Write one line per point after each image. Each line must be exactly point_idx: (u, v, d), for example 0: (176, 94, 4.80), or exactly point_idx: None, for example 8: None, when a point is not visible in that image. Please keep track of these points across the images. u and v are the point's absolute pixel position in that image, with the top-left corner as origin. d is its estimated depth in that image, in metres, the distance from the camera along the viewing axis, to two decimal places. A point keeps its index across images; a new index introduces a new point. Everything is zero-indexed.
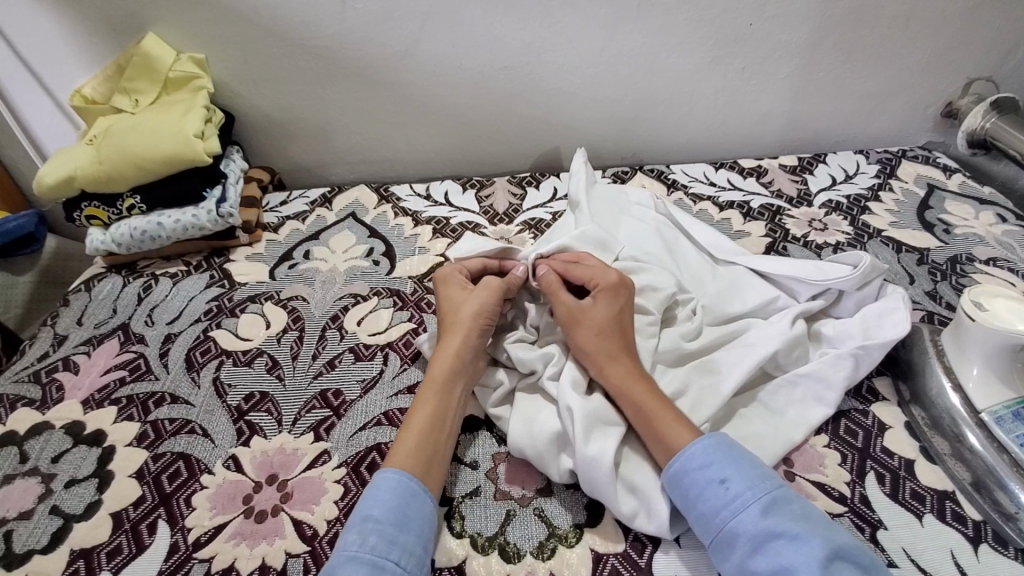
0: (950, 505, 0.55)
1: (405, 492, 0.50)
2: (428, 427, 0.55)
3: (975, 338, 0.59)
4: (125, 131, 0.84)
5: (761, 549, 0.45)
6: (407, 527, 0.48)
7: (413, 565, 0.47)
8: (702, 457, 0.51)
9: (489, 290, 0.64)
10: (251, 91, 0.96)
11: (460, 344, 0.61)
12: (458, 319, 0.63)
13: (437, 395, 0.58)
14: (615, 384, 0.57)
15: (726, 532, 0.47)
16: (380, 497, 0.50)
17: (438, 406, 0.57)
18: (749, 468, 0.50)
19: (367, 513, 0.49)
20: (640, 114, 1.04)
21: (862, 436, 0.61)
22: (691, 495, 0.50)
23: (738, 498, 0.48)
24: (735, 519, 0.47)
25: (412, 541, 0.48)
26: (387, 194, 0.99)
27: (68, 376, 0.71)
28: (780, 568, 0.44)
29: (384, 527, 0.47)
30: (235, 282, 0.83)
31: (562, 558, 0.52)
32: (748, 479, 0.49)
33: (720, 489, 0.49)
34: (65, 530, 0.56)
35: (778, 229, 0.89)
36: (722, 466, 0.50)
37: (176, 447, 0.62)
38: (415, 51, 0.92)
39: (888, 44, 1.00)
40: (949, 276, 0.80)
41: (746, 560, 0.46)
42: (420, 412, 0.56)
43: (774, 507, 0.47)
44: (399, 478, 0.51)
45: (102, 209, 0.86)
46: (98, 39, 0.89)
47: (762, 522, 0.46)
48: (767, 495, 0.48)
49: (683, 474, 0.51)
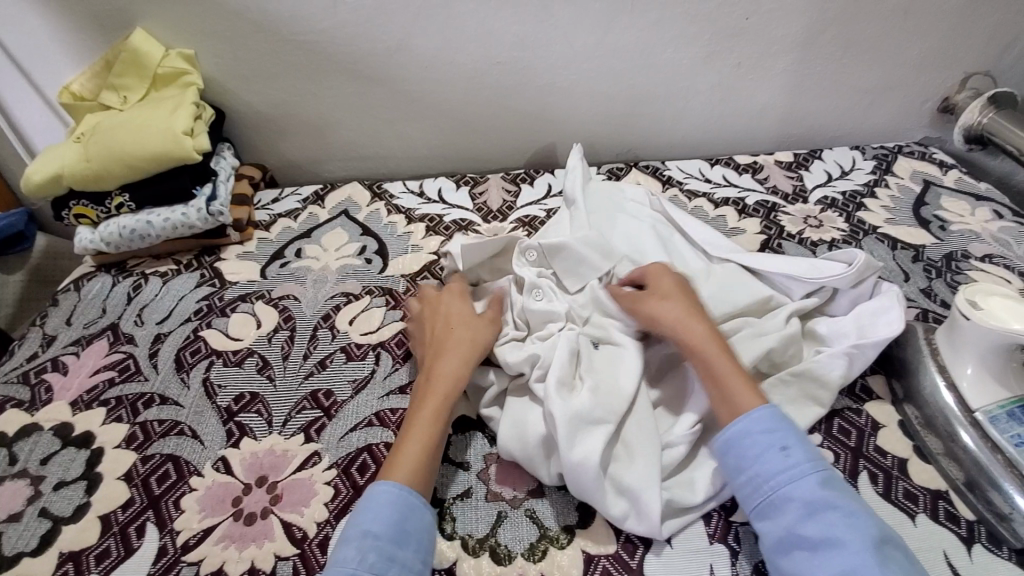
0: (943, 505, 0.55)
1: (406, 508, 0.49)
2: (429, 439, 0.54)
3: (970, 337, 0.58)
4: (113, 128, 0.83)
5: (814, 516, 0.46)
6: (405, 541, 0.47)
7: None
8: (768, 423, 0.51)
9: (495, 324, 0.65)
10: (241, 87, 0.95)
11: (462, 359, 0.60)
12: (462, 338, 0.61)
13: (435, 408, 0.56)
14: (694, 340, 0.58)
15: (779, 496, 0.48)
16: (381, 512, 0.48)
17: (437, 418, 0.56)
18: (810, 445, 0.51)
19: (367, 527, 0.47)
20: (634, 110, 1.03)
21: (856, 435, 0.61)
22: (747, 457, 0.50)
23: (798, 467, 0.48)
24: (790, 484, 0.48)
25: (411, 556, 0.47)
26: (381, 191, 0.98)
27: (57, 376, 0.70)
28: (831, 536, 0.44)
29: (383, 543, 0.46)
30: (225, 281, 0.82)
31: (552, 560, 0.52)
32: (808, 453, 0.50)
33: (781, 455, 0.49)
34: (53, 532, 0.55)
35: (774, 226, 0.89)
36: (786, 436, 0.50)
37: (165, 448, 0.61)
38: (406, 46, 0.91)
39: (886, 37, 0.99)
40: (944, 274, 0.80)
41: (795, 525, 0.46)
42: (421, 421, 0.55)
43: (831, 482, 0.48)
44: (399, 492, 0.50)
45: (91, 208, 0.85)
46: (86, 34, 0.88)
47: (821, 491, 0.47)
48: (826, 471, 0.49)
49: (746, 434, 0.51)
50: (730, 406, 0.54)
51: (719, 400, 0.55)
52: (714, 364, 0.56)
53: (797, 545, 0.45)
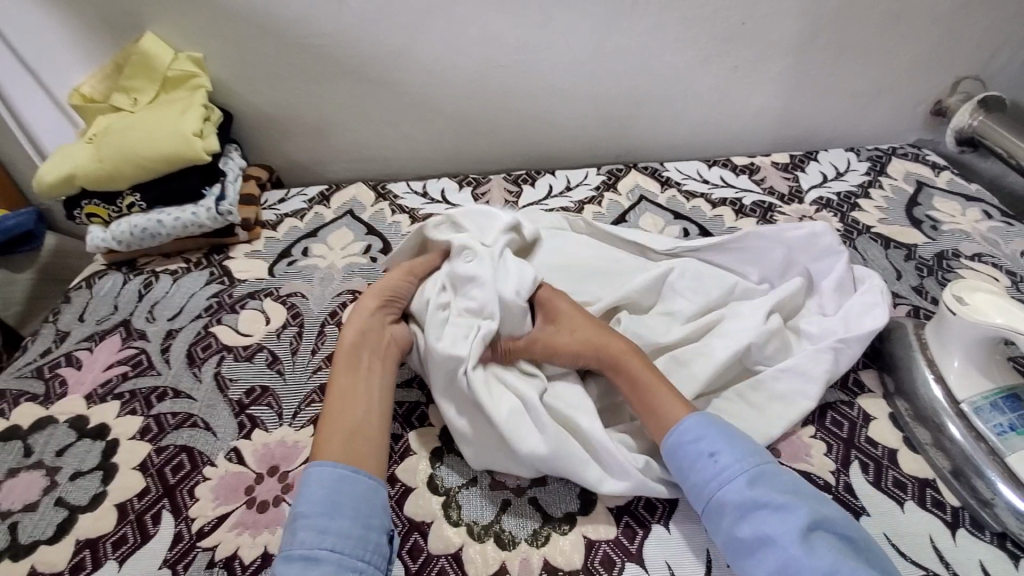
0: (931, 492, 0.57)
1: (332, 479, 0.51)
2: (342, 405, 0.57)
3: (955, 330, 0.61)
4: (124, 130, 0.84)
5: (747, 517, 0.48)
6: (337, 513, 0.49)
7: (352, 548, 0.48)
8: (694, 432, 0.54)
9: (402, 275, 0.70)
10: (248, 90, 0.97)
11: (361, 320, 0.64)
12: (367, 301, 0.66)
13: (345, 369, 0.60)
14: (612, 359, 0.61)
15: (715, 501, 0.51)
16: (310, 492, 0.50)
17: (347, 385, 0.59)
18: (741, 443, 0.53)
19: (297, 509, 0.49)
20: (633, 112, 1.05)
21: (848, 427, 0.63)
22: (684, 468, 0.53)
23: (727, 470, 0.51)
24: (723, 488, 0.50)
25: (345, 524, 0.48)
26: (385, 192, 1.00)
27: (70, 371, 0.72)
28: (763, 534, 0.47)
29: (312, 520, 0.48)
30: (234, 279, 0.84)
31: (555, 545, 0.53)
32: (738, 452, 0.52)
33: (710, 461, 0.52)
34: (70, 521, 0.57)
35: (769, 225, 0.91)
36: (713, 440, 0.53)
37: (179, 440, 0.63)
38: (411, 49, 0.93)
39: (878, 41, 1.01)
40: (935, 272, 0.82)
41: (733, 528, 0.49)
42: (332, 393, 0.58)
43: (762, 479, 0.50)
44: (326, 469, 0.51)
45: (103, 207, 0.87)
46: (98, 37, 0.90)
47: (749, 492, 0.49)
48: (756, 467, 0.51)
49: (679, 446, 0.54)
50: (660, 423, 0.56)
51: (647, 417, 0.57)
52: (638, 377, 0.59)
53: (739, 546, 0.48)
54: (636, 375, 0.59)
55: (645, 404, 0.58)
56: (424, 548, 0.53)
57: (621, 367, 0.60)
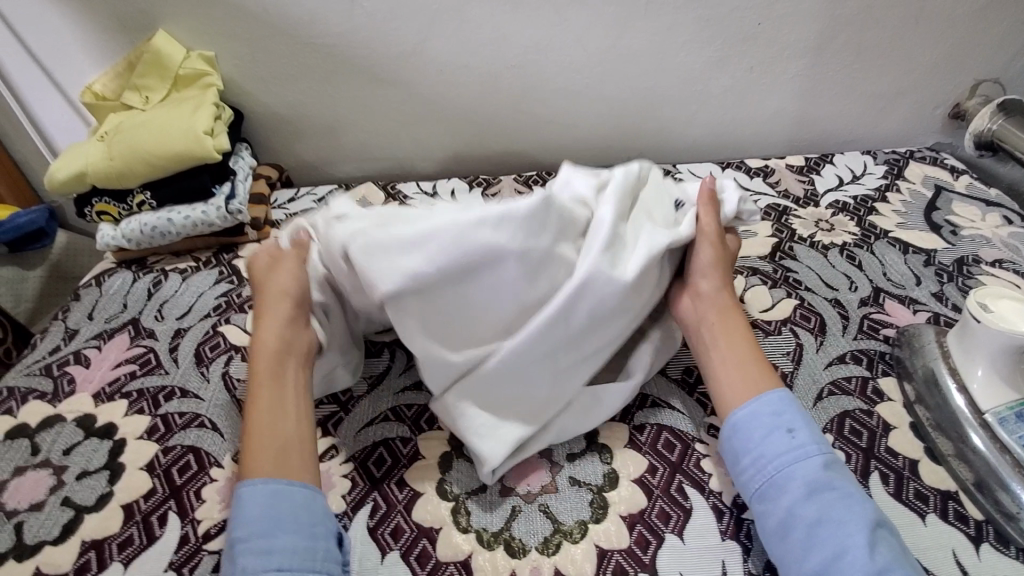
0: (953, 505, 0.55)
1: (266, 497, 0.48)
2: (271, 421, 0.53)
3: (981, 340, 0.59)
4: (135, 128, 0.84)
5: (815, 496, 0.48)
6: (279, 529, 0.47)
7: (304, 562, 0.46)
8: (776, 406, 0.54)
9: (297, 271, 0.62)
10: (259, 88, 0.96)
11: (274, 335, 0.58)
12: (275, 297, 0.60)
13: (267, 390, 0.55)
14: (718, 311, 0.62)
15: (784, 474, 0.50)
16: (245, 513, 0.48)
17: (273, 404, 0.54)
18: (815, 429, 0.53)
19: (235, 535, 0.47)
20: (645, 114, 1.04)
21: (867, 436, 0.61)
22: (757, 437, 0.53)
23: (803, 448, 0.51)
24: (795, 464, 0.50)
25: (290, 539, 0.47)
26: (395, 191, 1.00)
27: (79, 369, 0.71)
28: (831, 515, 0.47)
29: (255, 542, 0.46)
30: (243, 278, 0.83)
31: (567, 553, 0.52)
32: (814, 436, 0.52)
33: (787, 437, 0.52)
34: (76, 521, 0.57)
35: (785, 229, 0.89)
36: (792, 419, 0.53)
37: (186, 441, 0.62)
38: (421, 50, 0.93)
39: (897, 43, 0.99)
40: (955, 278, 0.80)
41: (796, 504, 0.48)
42: (257, 411, 0.54)
43: (833, 465, 0.51)
44: (264, 486, 0.49)
45: (114, 205, 0.87)
46: (110, 35, 0.90)
47: (823, 471, 0.49)
48: (829, 454, 0.51)
49: (754, 415, 0.54)
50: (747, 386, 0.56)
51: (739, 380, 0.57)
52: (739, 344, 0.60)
53: (793, 524, 0.48)
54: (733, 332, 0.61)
55: (737, 359, 0.59)
56: (432, 554, 0.52)
57: (724, 318, 0.61)
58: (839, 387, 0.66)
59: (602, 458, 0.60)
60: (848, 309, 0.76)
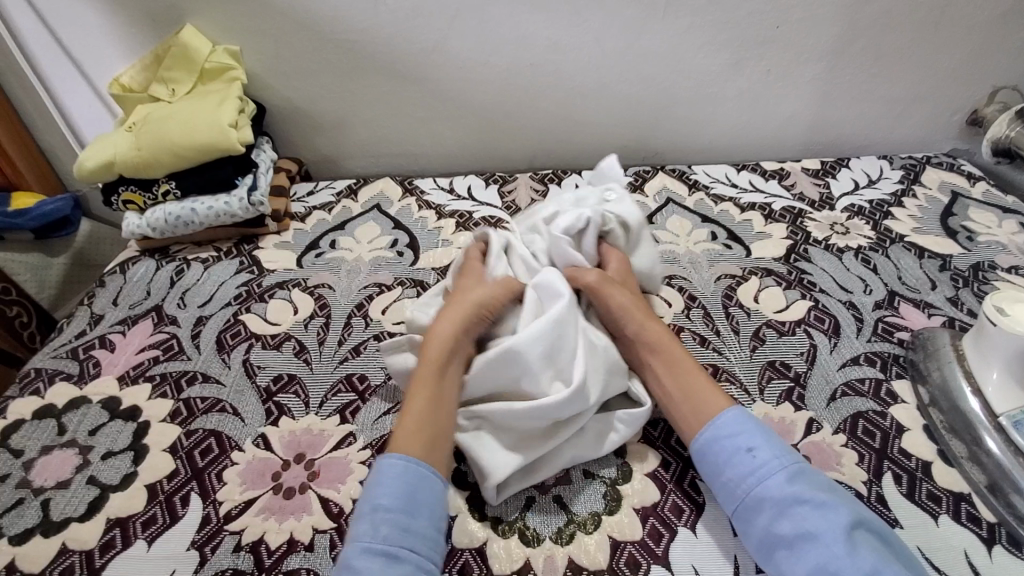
0: (966, 507, 0.56)
1: (413, 477, 0.51)
2: (428, 411, 0.55)
3: (996, 343, 0.59)
4: (162, 119, 0.86)
5: (785, 514, 0.48)
6: (418, 512, 0.49)
7: (425, 550, 0.48)
8: (732, 426, 0.55)
9: (494, 289, 0.66)
10: (282, 83, 0.98)
11: (454, 335, 0.61)
12: (469, 300, 0.64)
13: (428, 382, 0.57)
14: (651, 338, 0.64)
15: (752, 496, 0.51)
16: (387, 485, 0.50)
17: (431, 393, 0.57)
18: (776, 441, 0.53)
19: (378, 501, 0.49)
20: (661, 114, 1.04)
21: (880, 437, 0.61)
22: (719, 464, 0.54)
23: (765, 466, 0.51)
24: (760, 485, 0.51)
25: (424, 525, 0.49)
26: (411, 187, 1.01)
27: (104, 353, 0.73)
28: (803, 531, 0.47)
29: (396, 516, 0.48)
30: (263, 268, 0.85)
31: (580, 543, 0.53)
32: (775, 449, 0.52)
33: (748, 456, 0.52)
34: (101, 499, 0.58)
35: (800, 231, 0.90)
36: (750, 436, 0.53)
37: (207, 424, 0.64)
38: (440, 48, 0.94)
39: (915, 48, 0.99)
40: (971, 283, 0.80)
41: (771, 523, 0.49)
42: (418, 397, 0.56)
43: (799, 476, 0.50)
44: (405, 464, 0.51)
45: (139, 194, 0.89)
46: (139, 29, 0.92)
47: (787, 488, 0.49)
48: (793, 465, 0.51)
49: (715, 442, 0.55)
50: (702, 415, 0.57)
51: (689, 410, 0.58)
52: (677, 359, 0.62)
53: (776, 544, 0.48)
54: (671, 355, 0.62)
55: (681, 387, 0.60)
56: (447, 541, 0.54)
57: (660, 347, 0.63)
58: (853, 388, 0.66)
59: (616, 452, 0.61)
60: (862, 311, 0.76)
